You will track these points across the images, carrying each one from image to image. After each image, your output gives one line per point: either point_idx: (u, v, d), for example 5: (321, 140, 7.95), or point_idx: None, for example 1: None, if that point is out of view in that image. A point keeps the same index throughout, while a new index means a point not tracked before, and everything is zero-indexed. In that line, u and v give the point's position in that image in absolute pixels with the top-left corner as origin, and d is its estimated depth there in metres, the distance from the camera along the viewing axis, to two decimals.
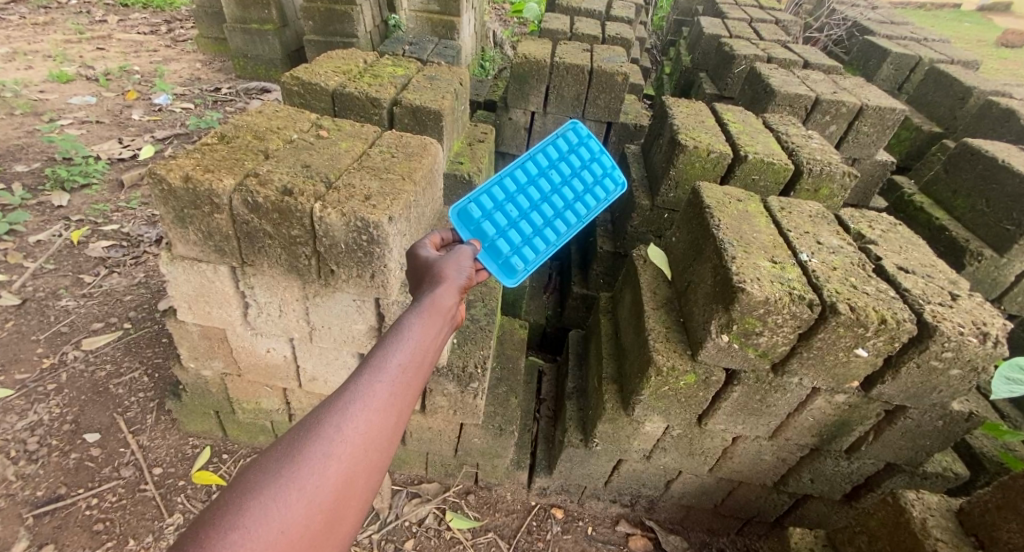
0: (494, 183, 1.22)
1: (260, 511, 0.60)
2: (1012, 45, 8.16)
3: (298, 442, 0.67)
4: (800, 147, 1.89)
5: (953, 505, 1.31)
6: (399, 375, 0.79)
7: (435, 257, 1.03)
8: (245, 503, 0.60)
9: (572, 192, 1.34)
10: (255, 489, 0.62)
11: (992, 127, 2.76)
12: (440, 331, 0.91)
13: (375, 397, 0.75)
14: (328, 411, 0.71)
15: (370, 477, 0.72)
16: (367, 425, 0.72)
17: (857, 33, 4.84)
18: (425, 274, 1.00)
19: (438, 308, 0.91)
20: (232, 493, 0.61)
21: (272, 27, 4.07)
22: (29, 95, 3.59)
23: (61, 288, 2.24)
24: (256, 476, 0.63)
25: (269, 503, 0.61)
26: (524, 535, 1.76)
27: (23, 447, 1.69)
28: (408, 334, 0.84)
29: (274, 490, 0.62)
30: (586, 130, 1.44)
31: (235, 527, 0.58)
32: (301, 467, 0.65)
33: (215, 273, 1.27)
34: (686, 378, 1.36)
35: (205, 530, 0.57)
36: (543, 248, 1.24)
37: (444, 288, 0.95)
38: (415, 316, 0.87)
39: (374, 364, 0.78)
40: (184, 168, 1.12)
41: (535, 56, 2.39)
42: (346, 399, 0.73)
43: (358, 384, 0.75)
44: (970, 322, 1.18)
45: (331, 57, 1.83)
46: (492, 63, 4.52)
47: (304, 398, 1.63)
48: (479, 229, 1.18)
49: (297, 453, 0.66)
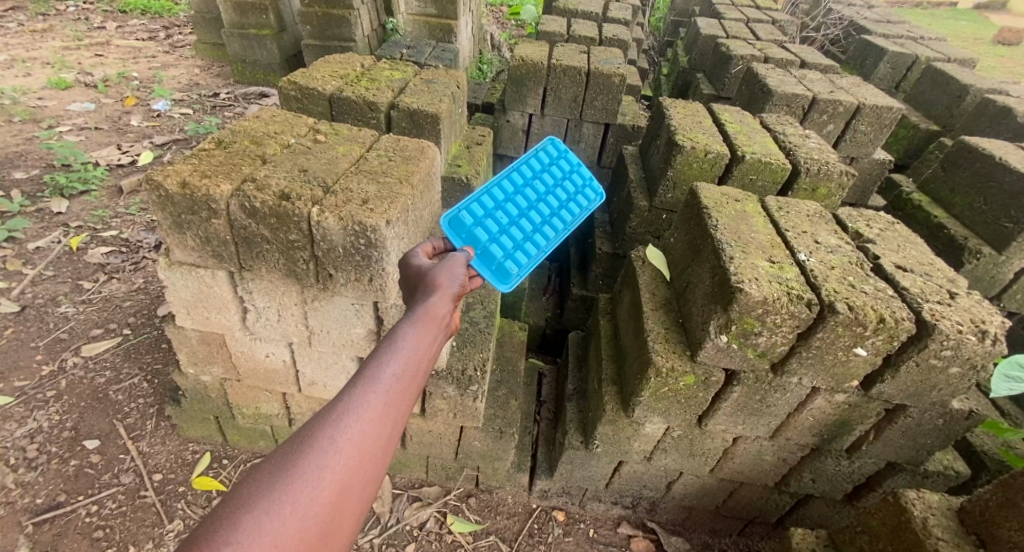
0: (483, 193, 1.23)
1: (255, 524, 0.60)
2: (1009, 43, 8.17)
3: (292, 454, 0.67)
4: (797, 147, 1.89)
5: (955, 504, 1.30)
6: (394, 384, 0.79)
7: (429, 265, 1.03)
8: (239, 517, 0.60)
9: (556, 200, 1.35)
10: (249, 502, 0.62)
11: (989, 125, 2.77)
12: (435, 337, 0.91)
13: (370, 407, 0.74)
14: (323, 422, 0.71)
15: (365, 487, 0.72)
16: (361, 435, 0.72)
17: (853, 32, 4.85)
18: (420, 280, 1.00)
19: (433, 317, 0.91)
20: (225, 507, 0.61)
21: (270, 32, 4.08)
22: (28, 103, 3.59)
23: (60, 294, 2.24)
24: (251, 489, 0.63)
25: (264, 515, 0.61)
26: (525, 538, 1.76)
27: (23, 455, 1.69)
28: (402, 343, 0.84)
29: (269, 502, 0.62)
30: (564, 144, 1.47)
31: (229, 541, 0.58)
32: (296, 480, 0.65)
33: (213, 278, 1.27)
34: (685, 379, 1.36)
35: (200, 546, 0.58)
36: (533, 254, 1.24)
37: (438, 296, 0.95)
38: (409, 325, 0.88)
39: (368, 374, 0.78)
40: (182, 174, 1.12)
41: (533, 59, 2.39)
42: (341, 409, 0.73)
43: (351, 395, 0.75)
44: (969, 321, 1.18)
45: (329, 61, 1.83)
46: (491, 66, 4.56)
47: (304, 403, 1.63)
48: (471, 235, 1.16)
49: (291, 467, 0.66)
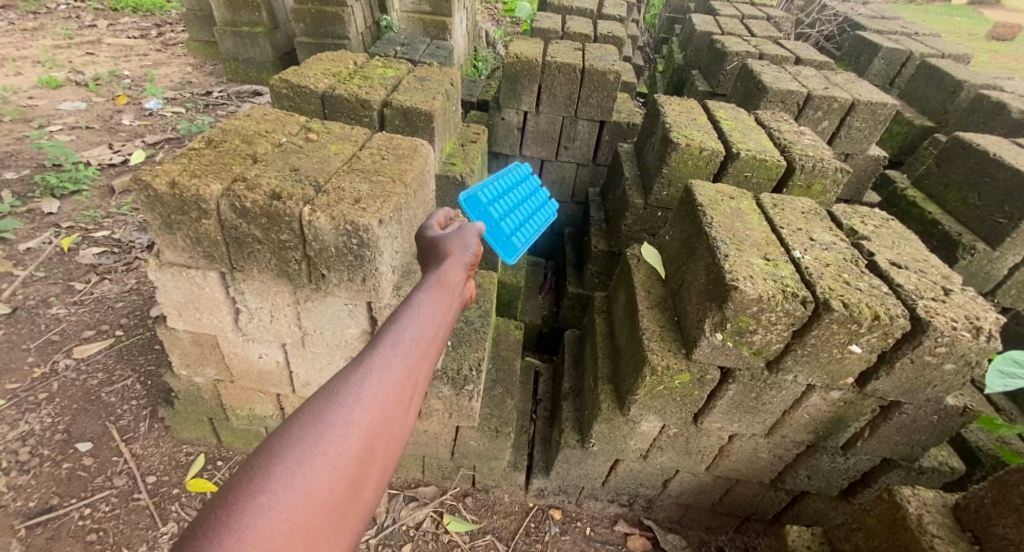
0: (489, 180, 1.27)
1: (286, 476, 0.59)
2: (1002, 38, 8.20)
3: (318, 409, 0.66)
4: (792, 143, 1.88)
5: (950, 500, 1.30)
6: (413, 347, 0.79)
7: (439, 238, 1.04)
8: (270, 468, 0.59)
9: (538, 199, 1.43)
10: (278, 455, 0.60)
11: (983, 121, 2.78)
12: (450, 303, 0.92)
13: (392, 367, 0.74)
14: (348, 380, 0.70)
15: (388, 445, 0.71)
16: (385, 393, 0.71)
17: (847, 28, 4.85)
18: (432, 256, 1.01)
19: (445, 286, 0.92)
20: (254, 461, 0.59)
21: (263, 29, 4.04)
22: (18, 102, 3.55)
23: (51, 296, 2.22)
24: (279, 443, 0.62)
25: (295, 467, 0.60)
26: (522, 537, 1.76)
27: (15, 458, 1.67)
28: (419, 309, 0.84)
29: (299, 455, 0.61)
30: None
31: (263, 490, 0.57)
32: (325, 433, 0.63)
33: (205, 279, 1.26)
34: (680, 378, 1.36)
35: (233, 495, 0.56)
36: (527, 240, 1.30)
37: (449, 267, 0.96)
38: (424, 293, 0.88)
39: (388, 338, 0.78)
40: (171, 174, 1.11)
41: (527, 56, 2.38)
42: (364, 369, 0.72)
43: (373, 356, 0.74)
44: (963, 318, 1.18)
45: (321, 59, 1.81)
46: (486, 63, 4.54)
47: (298, 403, 1.62)
48: (484, 212, 1.20)
49: (320, 420, 0.65)
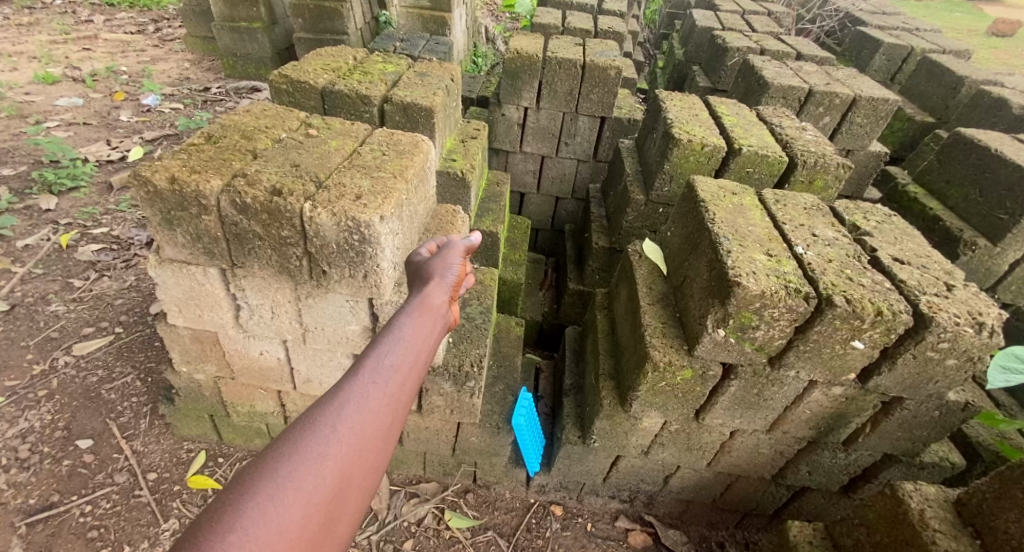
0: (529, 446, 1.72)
1: (258, 512, 0.58)
2: (1002, 34, 8.17)
3: (293, 441, 0.65)
4: (793, 139, 1.88)
5: (951, 495, 1.31)
6: (393, 376, 0.79)
7: (424, 264, 1.07)
8: (241, 506, 0.58)
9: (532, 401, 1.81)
10: (250, 490, 0.59)
11: (985, 116, 2.77)
12: (431, 330, 0.93)
13: (371, 397, 0.74)
14: (324, 410, 0.70)
15: (366, 477, 0.70)
16: (362, 423, 0.71)
17: (849, 24, 4.84)
18: (418, 277, 1.05)
19: (425, 313, 0.93)
20: (226, 497, 0.59)
21: (262, 25, 4.02)
22: (14, 98, 3.53)
23: (50, 293, 2.21)
24: (252, 477, 0.61)
25: (266, 504, 0.59)
26: (523, 533, 1.76)
27: (14, 455, 1.66)
28: (398, 337, 0.85)
29: (272, 490, 0.60)
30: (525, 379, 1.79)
31: (233, 528, 0.56)
32: (299, 466, 0.63)
33: (205, 275, 1.26)
34: (682, 374, 1.36)
35: (203, 535, 0.55)
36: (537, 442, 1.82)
37: (430, 294, 0.98)
38: (404, 320, 0.89)
39: (368, 366, 0.78)
40: (171, 169, 1.10)
41: (528, 52, 2.37)
42: (342, 400, 0.72)
43: (351, 386, 0.74)
44: (966, 313, 1.18)
45: (321, 55, 1.80)
46: (486, 59, 4.52)
47: (299, 400, 1.61)
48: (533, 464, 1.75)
49: (294, 452, 0.64)
